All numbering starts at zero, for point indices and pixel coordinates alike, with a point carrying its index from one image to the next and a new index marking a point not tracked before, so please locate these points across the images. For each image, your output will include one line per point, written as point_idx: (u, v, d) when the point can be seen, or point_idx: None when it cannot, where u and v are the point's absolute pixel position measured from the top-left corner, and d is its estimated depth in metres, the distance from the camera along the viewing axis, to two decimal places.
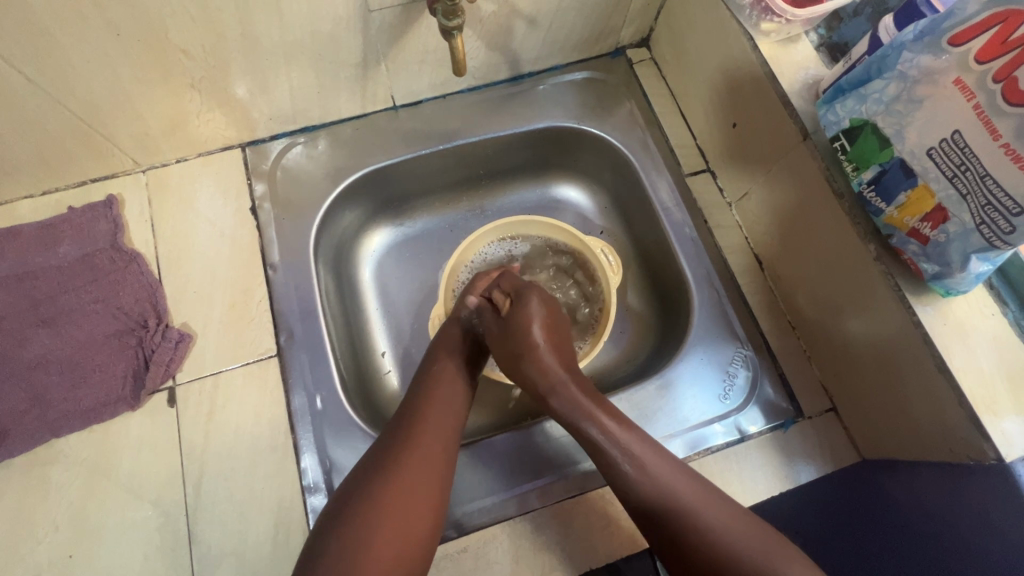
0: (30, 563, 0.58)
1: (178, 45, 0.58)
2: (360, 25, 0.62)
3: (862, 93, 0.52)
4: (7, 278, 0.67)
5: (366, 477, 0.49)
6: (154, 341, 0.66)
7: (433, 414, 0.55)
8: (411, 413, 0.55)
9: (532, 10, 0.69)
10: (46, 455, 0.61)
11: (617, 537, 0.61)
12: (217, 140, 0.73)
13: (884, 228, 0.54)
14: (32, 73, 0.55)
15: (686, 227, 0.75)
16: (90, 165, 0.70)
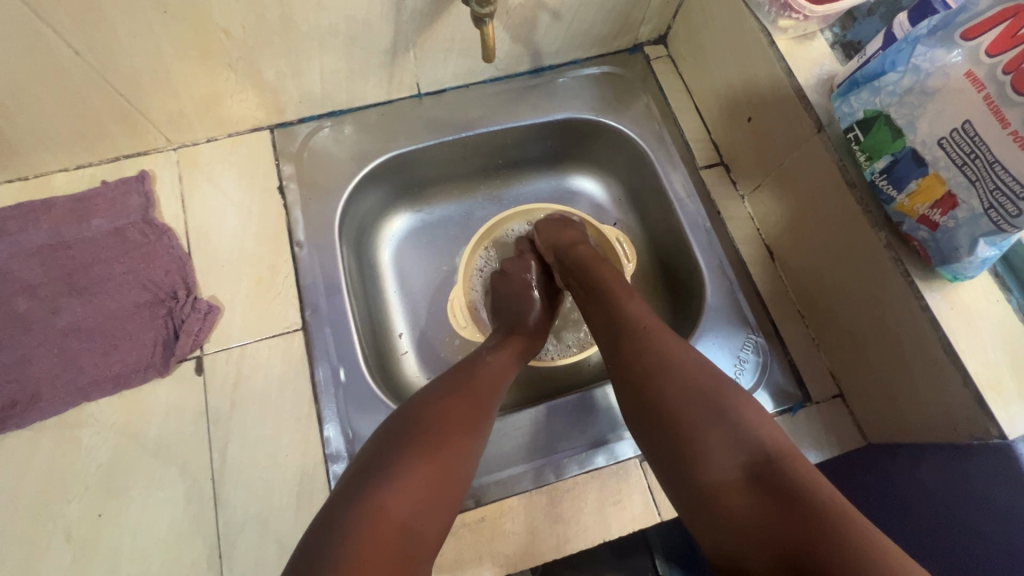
0: (60, 522, 0.59)
1: (220, 25, 0.60)
2: (392, 11, 0.64)
3: (876, 87, 0.54)
4: (43, 247, 0.69)
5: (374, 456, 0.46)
6: (183, 311, 0.68)
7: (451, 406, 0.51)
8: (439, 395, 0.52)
9: (556, 3, 0.71)
10: (77, 418, 0.63)
11: (630, 512, 0.62)
12: (247, 121, 0.75)
13: (894, 215, 0.56)
14: (79, 47, 0.57)
15: (700, 218, 0.78)
16: (124, 141, 0.72)
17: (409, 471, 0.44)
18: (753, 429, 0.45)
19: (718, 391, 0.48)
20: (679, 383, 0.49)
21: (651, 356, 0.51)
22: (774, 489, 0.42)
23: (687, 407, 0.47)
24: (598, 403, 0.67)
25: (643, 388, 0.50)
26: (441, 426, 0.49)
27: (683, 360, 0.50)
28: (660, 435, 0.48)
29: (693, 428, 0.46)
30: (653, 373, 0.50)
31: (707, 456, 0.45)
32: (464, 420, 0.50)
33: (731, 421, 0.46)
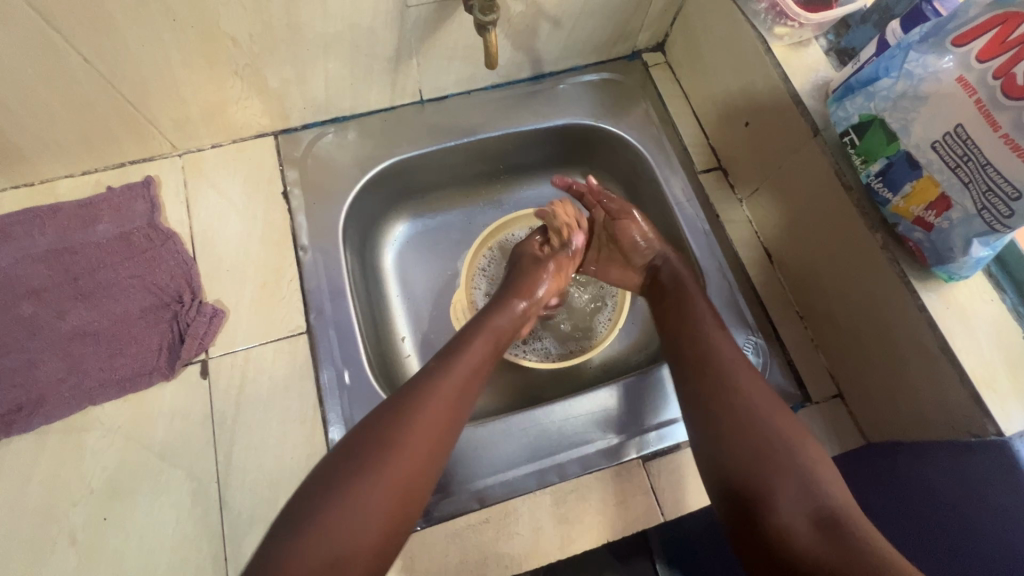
0: (65, 526, 0.60)
1: (228, 33, 0.61)
2: (396, 19, 0.66)
3: (870, 92, 0.55)
4: (49, 252, 0.69)
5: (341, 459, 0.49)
6: (189, 315, 0.68)
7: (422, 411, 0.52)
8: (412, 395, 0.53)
9: (557, 11, 0.73)
10: (82, 421, 0.63)
11: (634, 512, 0.63)
12: (252, 128, 0.76)
13: (890, 217, 0.57)
14: (89, 54, 0.58)
15: (699, 221, 0.79)
16: (130, 147, 0.72)
17: (313, 521, 0.45)
18: (826, 486, 0.48)
19: (794, 445, 0.51)
20: (750, 425, 0.52)
21: (734, 400, 0.54)
22: (836, 538, 0.45)
23: (760, 455, 0.51)
24: (599, 404, 0.67)
25: (722, 429, 0.53)
26: (358, 471, 0.48)
27: (763, 409, 0.53)
28: (731, 471, 0.51)
29: (767, 474, 0.49)
30: (729, 416, 0.53)
31: (779, 504, 0.48)
32: (393, 460, 0.48)
33: (805, 471, 0.49)
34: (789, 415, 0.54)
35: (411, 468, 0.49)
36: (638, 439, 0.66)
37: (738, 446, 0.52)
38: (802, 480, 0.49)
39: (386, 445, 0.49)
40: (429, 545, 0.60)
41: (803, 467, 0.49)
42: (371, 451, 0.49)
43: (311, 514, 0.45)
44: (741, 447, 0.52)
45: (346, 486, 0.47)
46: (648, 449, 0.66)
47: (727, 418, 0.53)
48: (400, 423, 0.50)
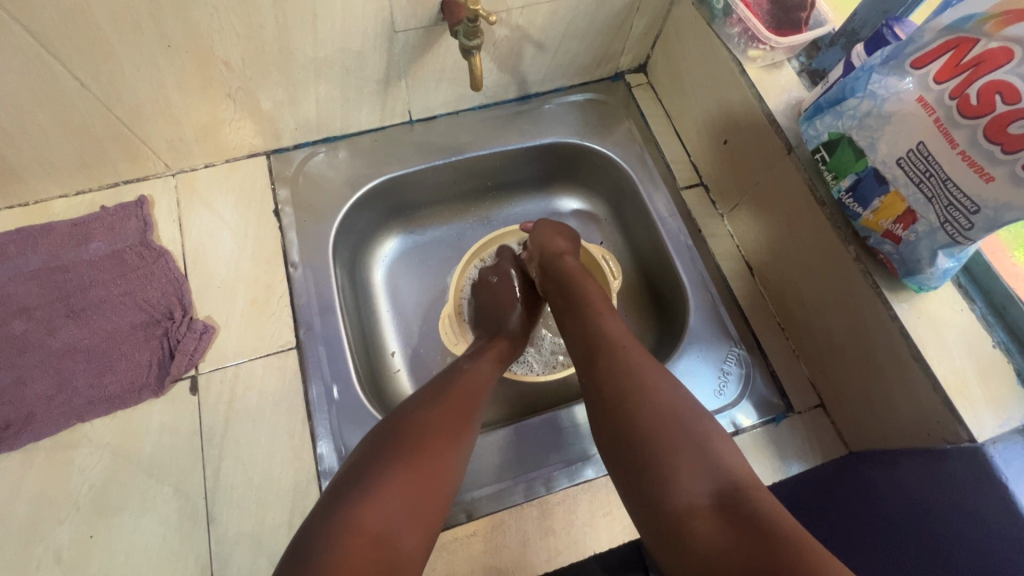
0: (50, 544, 0.59)
1: (221, 57, 0.63)
2: (385, 44, 0.68)
3: (838, 111, 0.58)
4: (41, 270, 0.70)
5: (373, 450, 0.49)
6: (179, 331, 0.69)
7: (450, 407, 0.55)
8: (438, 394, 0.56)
9: (541, 35, 0.76)
10: (70, 438, 0.64)
11: (620, 524, 0.63)
12: (244, 148, 0.78)
13: (862, 230, 0.59)
14: (85, 78, 0.60)
15: (682, 235, 0.81)
16: (124, 167, 0.74)
17: (396, 481, 0.46)
18: (726, 463, 0.47)
19: (689, 429, 0.49)
20: (650, 409, 0.50)
21: (629, 384, 0.52)
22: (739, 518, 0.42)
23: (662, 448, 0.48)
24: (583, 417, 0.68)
25: (619, 416, 0.51)
26: (425, 440, 0.50)
27: (666, 400, 0.51)
28: (628, 459, 0.49)
29: (669, 464, 0.46)
30: (627, 408, 0.51)
31: (679, 488, 0.45)
32: (451, 433, 0.52)
33: (702, 450, 0.47)
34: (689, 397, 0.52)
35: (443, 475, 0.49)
36: None
37: (639, 440, 0.49)
38: (705, 463, 0.46)
39: (437, 417, 0.52)
40: None
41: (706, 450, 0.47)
42: (426, 424, 0.51)
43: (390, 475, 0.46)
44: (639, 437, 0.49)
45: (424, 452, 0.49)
46: None
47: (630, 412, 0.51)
48: (446, 403, 0.55)
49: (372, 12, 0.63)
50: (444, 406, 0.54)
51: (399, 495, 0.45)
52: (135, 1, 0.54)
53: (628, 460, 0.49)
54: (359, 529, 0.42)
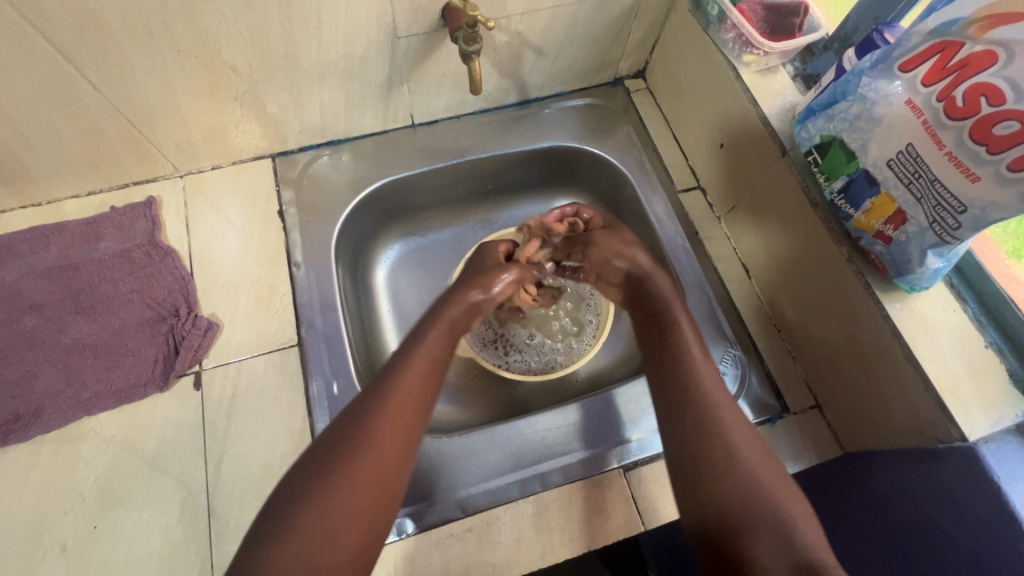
0: (56, 534, 0.61)
1: (228, 62, 0.65)
2: (387, 50, 0.70)
3: (829, 114, 0.59)
4: (52, 268, 0.72)
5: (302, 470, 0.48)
6: (184, 328, 0.71)
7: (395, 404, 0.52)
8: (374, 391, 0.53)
9: (540, 41, 0.77)
10: (77, 431, 0.65)
11: (614, 522, 0.64)
12: (251, 150, 0.80)
13: (854, 231, 0.60)
14: (98, 82, 0.62)
15: (679, 238, 0.82)
16: (134, 169, 0.76)
17: (314, 510, 0.45)
18: (807, 539, 0.46)
19: (774, 501, 0.48)
20: (734, 476, 0.50)
21: (712, 441, 0.52)
22: None
23: (738, 507, 0.48)
24: (575, 416, 0.69)
25: (698, 473, 0.51)
26: (334, 473, 0.47)
27: (743, 457, 0.51)
28: (704, 519, 0.49)
29: (747, 534, 0.47)
30: (707, 467, 0.50)
31: (757, 555, 0.46)
32: (370, 456, 0.48)
33: (782, 522, 0.47)
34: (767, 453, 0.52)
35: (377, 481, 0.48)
36: (619, 449, 0.68)
37: (714, 495, 0.49)
38: (781, 528, 0.46)
39: (366, 428, 0.49)
40: (413, 552, 0.61)
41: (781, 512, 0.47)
42: (341, 449, 0.48)
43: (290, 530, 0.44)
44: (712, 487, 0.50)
45: (326, 494, 0.45)
46: (629, 458, 0.67)
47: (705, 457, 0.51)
48: (379, 404, 0.51)
49: (374, 19, 0.65)
50: (363, 423, 0.50)
51: (297, 553, 0.43)
52: (146, 8, 0.56)
53: (704, 522, 0.49)
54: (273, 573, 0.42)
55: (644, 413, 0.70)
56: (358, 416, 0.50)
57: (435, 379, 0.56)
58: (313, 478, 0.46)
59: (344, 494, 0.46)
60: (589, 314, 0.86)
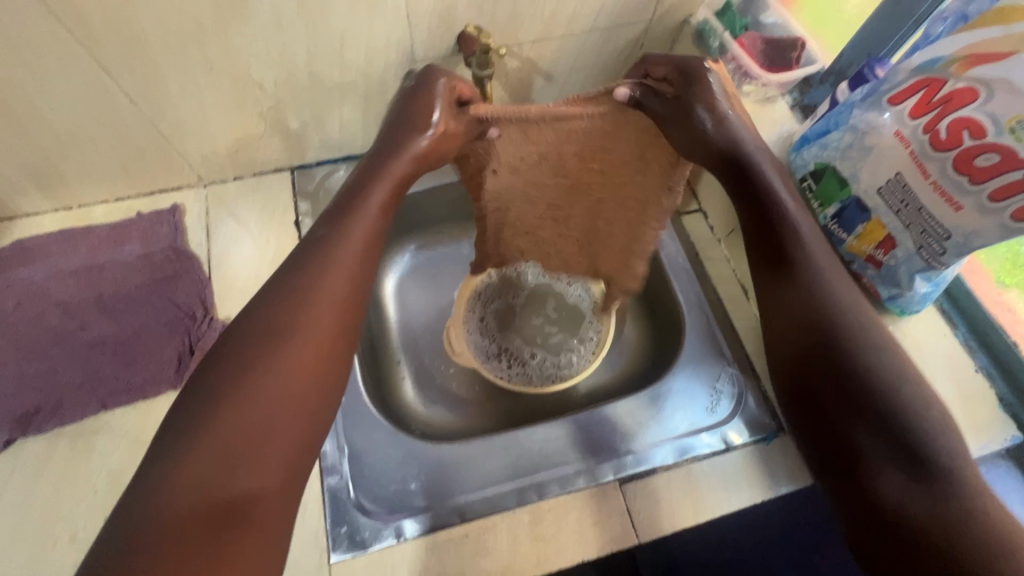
0: (67, 523, 0.63)
1: (257, 81, 0.70)
2: (405, 73, 0.75)
3: (823, 143, 0.61)
4: (79, 269, 0.76)
5: (209, 370, 0.48)
6: (200, 329, 0.74)
7: (330, 284, 0.53)
8: (297, 280, 0.53)
9: (550, 67, 0.82)
10: (93, 425, 0.68)
11: (608, 533, 0.65)
12: (271, 163, 0.84)
13: (846, 255, 0.62)
14: (135, 96, 0.67)
15: (679, 258, 0.84)
16: (161, 178, 0.80)
17: (222, 421, 0.44)
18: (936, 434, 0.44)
19: (903, 390, 0.46)
20: (870, 366, 0.47)
21: (842, 321, 0.50)
22: (930, 487, 0.42)
23: (874, 390, 0.46)
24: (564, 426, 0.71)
25: (825, 359, 0.49)
26: (250, 373, 0.47)
27: (873, 352, 0.48)
28: (822, 408, 0.48)
29: (865, 425, 0.46)
30: (845, 351, 0.49)
31: (872, 445, 0.45)
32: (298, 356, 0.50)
33: (906, 414, 0.45)
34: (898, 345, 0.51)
35: (300, 369, 0.49)
36: (615, 461, 0.69)
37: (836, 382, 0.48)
38: (906, 426, 0.45)
39: (285, 318, 0.51)
40: (413, 558, 0.63)
41: (910, 403, 0.45)
42: (263, 344, 0.49)
43: (211, 428, 0.44)
44: (830, 384, 0.48)
45: (255, 394, 0.46)
46: (624, 472, 0.68)
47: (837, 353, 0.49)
48: (303, 293, 0.52)
49: (394, 44, 0.70)
50: (283, 332, 0.50)
51: (219, 449, 0.43)
52: (185, 30, 0.61)
53: (819, 409, 0.49)
54: (187, 482, 0.42)
55: (654, 423, 0.72)
56: (288, 308, 0.51)
57: (369, 269, 0.58)
58: (238, 376, 0.47)
59: (281, 381, 0.48)
60: (590, 332, 0.88)
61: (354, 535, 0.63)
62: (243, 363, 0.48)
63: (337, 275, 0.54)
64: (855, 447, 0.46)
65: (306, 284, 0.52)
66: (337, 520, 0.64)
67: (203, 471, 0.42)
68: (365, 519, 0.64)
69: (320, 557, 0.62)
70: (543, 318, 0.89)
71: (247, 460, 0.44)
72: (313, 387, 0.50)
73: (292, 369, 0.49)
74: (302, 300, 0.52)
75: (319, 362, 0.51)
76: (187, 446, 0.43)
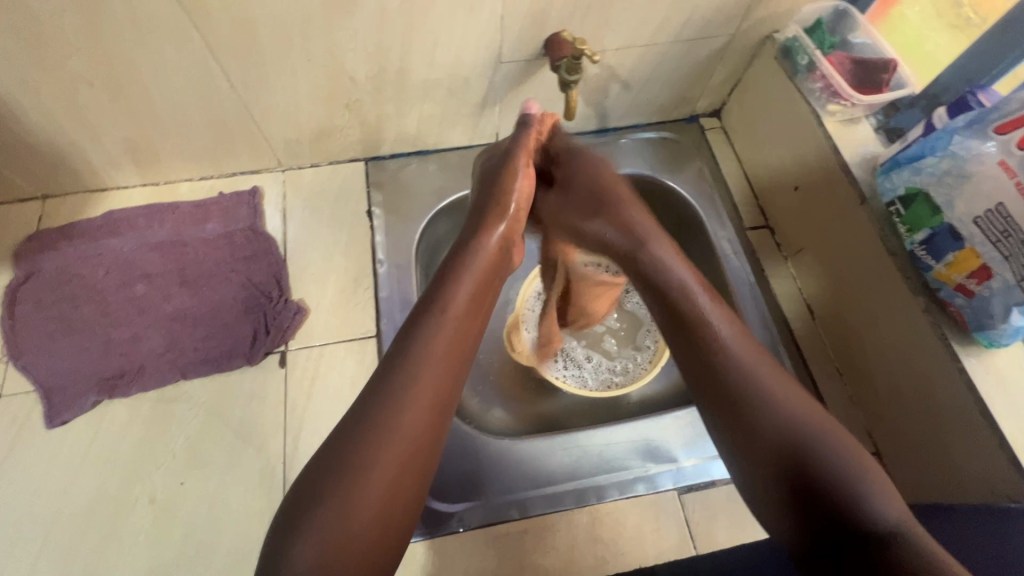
0: (147, 484, 0.66)
1: (349, 73, 0.72)
2: (489, 73, 0.76)
3: (916, 167, 0.61)
4: (164, 242, 0.80)
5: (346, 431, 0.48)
6: (276, 309, 0.76)
7: (436, 343, 0.53)
8: (416, 339, 0.53)
9: (628, 75, 0.82)
10: (174, 393, 0.71)
11: (666, 541, 0.66)
12: (348, 153, 0.86)
13: (933, 282, 0.61)
14: (236, 82, 0.69)
15: (746, 273, 0.82)
16: (244, 160, 0.83)
17: (351, 483, 0.46)
18: (875, 500, 0.44)
19: (809, 452, 0.48)
20: (782, 426, 0.49)
21: (745, 391, 0.52)
22: (902, 554, 0.41)
23: (818, 468, 0.47)
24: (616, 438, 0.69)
25: (772, 436, 0.49)
26: (381, 432, 0.48)
27: (767, 410, 0.50)
28: (770, 490, 0.49)
29: (824, 506, 0.45)
30: (771, 426, 0.50)
31: (839, 524, 0.44)
32: (418, 398, 0.50)
33: (848, 486, 0.45)
34: (809, 402, 0.51)
35: (417, 425, 0.49)
36: (673, 471, 0.69)
37: (791, 458, 0.48)
38: (856, 496, 0.45)
39: (417, 371, 0.51)
40: (475, 546, 0.64)
41: (823, 465, 0.47)
42: (392, 401, 0.49)
43: (347, 487, 0.45)
44: (782, 462, 0.48)
45: (386, 442, 0.47)
46: (684, 482, 0.69)
47: (761, 427, 0.50)
48: (426, 352, 0.52)
49: (484, 45, 0.71)
50: (408, 380, 0.50)
51: (349, 508, 0.45)
52: (294, 23, 0.63)
53: (779, 492, 0.48)
54: (333, 542, 0.44)
55: (691, 441, 0.70)
56: (405, 371, 0.51)
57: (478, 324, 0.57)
58: (366, 429, 0.48)
59: (399, 438, 0.48)
60: (647, 339, 0.88)
61: (418, 521, 0.65)
62: (371, 421, 0.48)
63: (450, 333, 0.54)
64: (821, 522, 0.45)
65: (429, 341, 0.53)
66: None
67: (334, 522, 0.44)
68: (430, 507, 0.65)
69: None
70: (601, 323, 0.89)
71: (382, 504, 0.46)
72: (430, 427, 0.50)
73: (415, 420, 0.49)
74: (423, 350, 0.52)
75: (434, 414, 0.51)
76: (319, 505, 0.45)
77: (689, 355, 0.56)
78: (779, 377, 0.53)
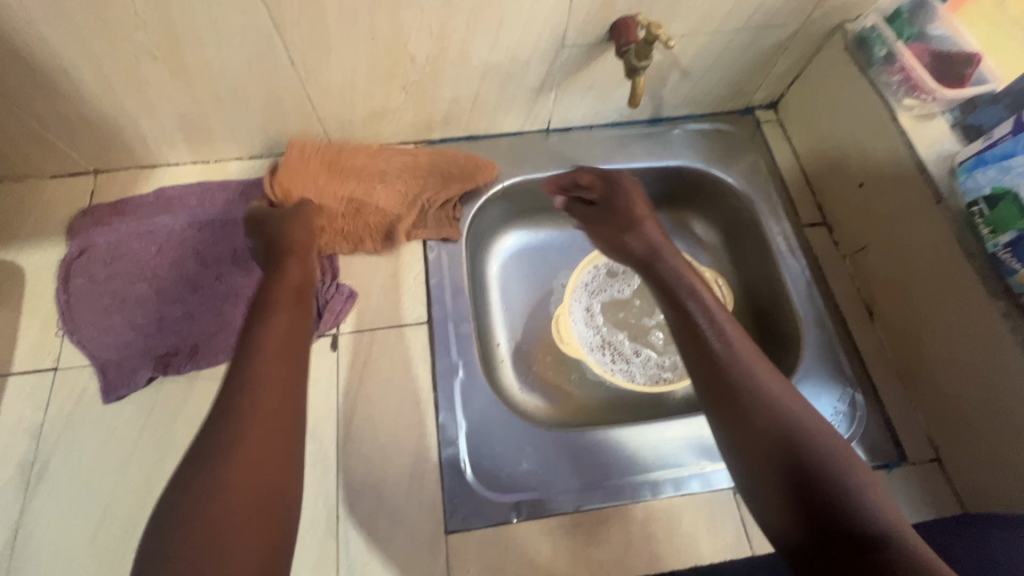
0: None
1: (409, 53, 0.70)
2: (550, 57, 0.74)
3: (1006, 166, 0.59)
4: (215, 221, 0.79)
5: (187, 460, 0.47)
6: (328, 292, 0.75)
7: (261, 370, 0.52)
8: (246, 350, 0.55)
9: (689, 63, 0.80)
10: (227, 372, 0.71)
11: (722, 541, 0.65)
12: (398, 136, 0.85)
13: (1016, 287, 0.60)
14: (296, 60, 0.68)
15: (803, 272, 0.80)
16: (295, 140, 0.82)
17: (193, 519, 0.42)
18: (865, 499, 0.45)
19: (806, 450, 0.48)
20: (781, 427, 0.50)
21: (743, 393, 0.52)
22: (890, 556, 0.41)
23: (814, 466, 0.47)
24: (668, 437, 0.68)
25: (766, 434, 0.50)
26: (223, 462, 0.45)
27: (776, 411, 0.51)
28: (762, 492, 0.49)
29: (815, 507, 0.46)
30: (767, 424, 0.50)
31: (829, 521, 0.45)
32: (251, 403, 0.49)
33: (840, 485, 0.46)
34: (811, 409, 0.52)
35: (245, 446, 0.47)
36: (729, 471, 0.68)
37: (781, 456, 0.49)
38: (846, 496, 0.45)
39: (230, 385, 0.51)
40: (528, 538, 0.64)
41: (824, 465, 0.47)
42: (238, 428, 0.48)
43: (197, 529, 0.42)
44: (776, 462, 0.49)
45: (228, 474, 0.45)
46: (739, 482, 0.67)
47: (760, 425, 0.51)
48: (257, 372, 0.52)
49: (549, 27, 0.69)
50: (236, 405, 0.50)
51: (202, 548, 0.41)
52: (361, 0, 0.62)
53: (773, 494, 0.48)
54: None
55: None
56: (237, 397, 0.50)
57: (302, 349, 0.58)
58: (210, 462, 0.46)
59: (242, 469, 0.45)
60: None
61: (471, 510, 0.64)
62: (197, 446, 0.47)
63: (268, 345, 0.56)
64: (811, 523, 0.45)
65: (252, 361, 0.53)
66: (457, 494, 0.65)
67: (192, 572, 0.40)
68: (484, 496, 0.65)
69: (437, 525, 0.64)
70: (649, 317, 0.88)
71: (230, 547, 0.42)
72: (269, 457, 0.47)
73: (255, 445, 0.47)
74: (243, 374, 0.52)
75: (268, 433, 0.49)
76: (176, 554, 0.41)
77: (699, 353, 0.57)
78: (772, 377, 0.54)
